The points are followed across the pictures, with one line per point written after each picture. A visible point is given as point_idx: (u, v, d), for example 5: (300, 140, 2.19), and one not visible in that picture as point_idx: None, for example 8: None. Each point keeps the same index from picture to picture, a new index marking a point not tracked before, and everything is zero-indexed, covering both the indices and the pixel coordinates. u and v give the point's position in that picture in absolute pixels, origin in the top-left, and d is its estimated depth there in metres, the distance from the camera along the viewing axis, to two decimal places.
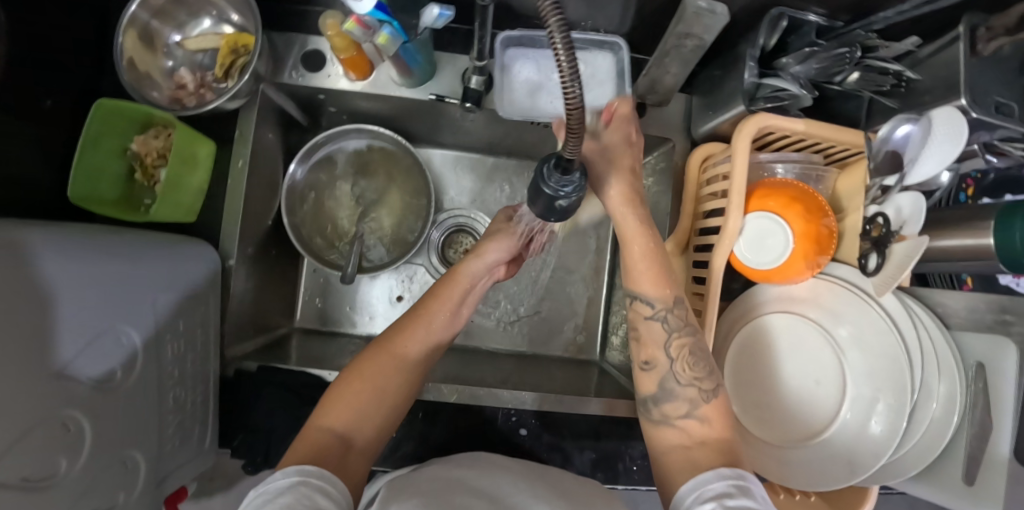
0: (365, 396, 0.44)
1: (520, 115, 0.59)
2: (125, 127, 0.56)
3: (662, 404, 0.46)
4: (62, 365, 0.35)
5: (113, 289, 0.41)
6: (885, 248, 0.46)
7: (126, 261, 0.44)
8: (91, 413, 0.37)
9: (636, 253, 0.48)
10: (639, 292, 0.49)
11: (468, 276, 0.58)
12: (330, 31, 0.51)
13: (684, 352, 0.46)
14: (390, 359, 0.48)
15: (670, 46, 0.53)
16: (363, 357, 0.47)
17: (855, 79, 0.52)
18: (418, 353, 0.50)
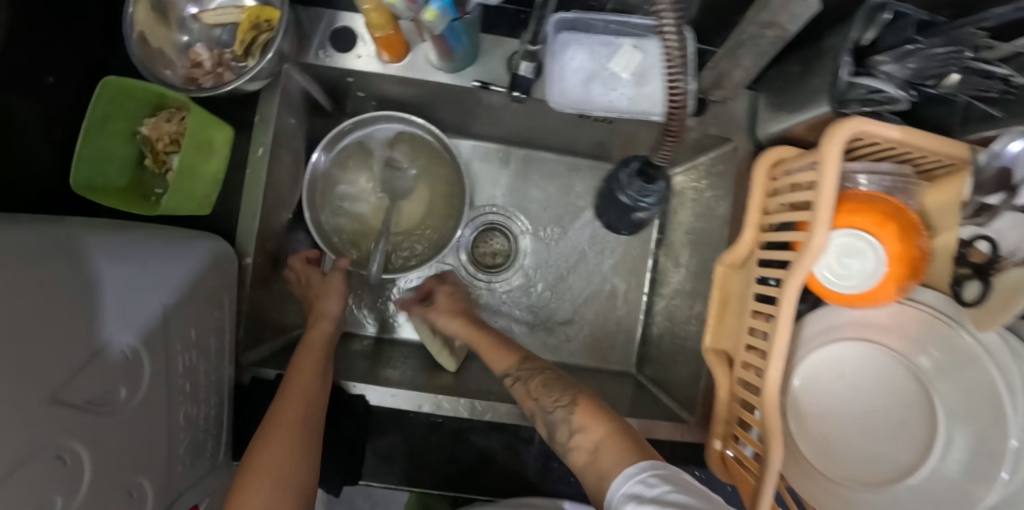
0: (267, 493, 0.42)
1: (573, 107, 0.53)
2: (135, 108, 0.50)
3: (552, 433, 0.47)
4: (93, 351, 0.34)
5: (115, 296, 0.37)
6: (989, 277, 0.41)
7: (133, 262, 0.40)
8: (91, 442, 0.32)
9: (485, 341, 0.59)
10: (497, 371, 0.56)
11: (321, 336, 0.57)
12: (367, 5, 0.44)
13: (539, 386, 0.50)
14: (277, 444, 0.46)
15: (747, 37, 0.47)
16: (255, 450, 0.46)
17: (954, 81, 0.45)
18: (296, 422, 0.48)
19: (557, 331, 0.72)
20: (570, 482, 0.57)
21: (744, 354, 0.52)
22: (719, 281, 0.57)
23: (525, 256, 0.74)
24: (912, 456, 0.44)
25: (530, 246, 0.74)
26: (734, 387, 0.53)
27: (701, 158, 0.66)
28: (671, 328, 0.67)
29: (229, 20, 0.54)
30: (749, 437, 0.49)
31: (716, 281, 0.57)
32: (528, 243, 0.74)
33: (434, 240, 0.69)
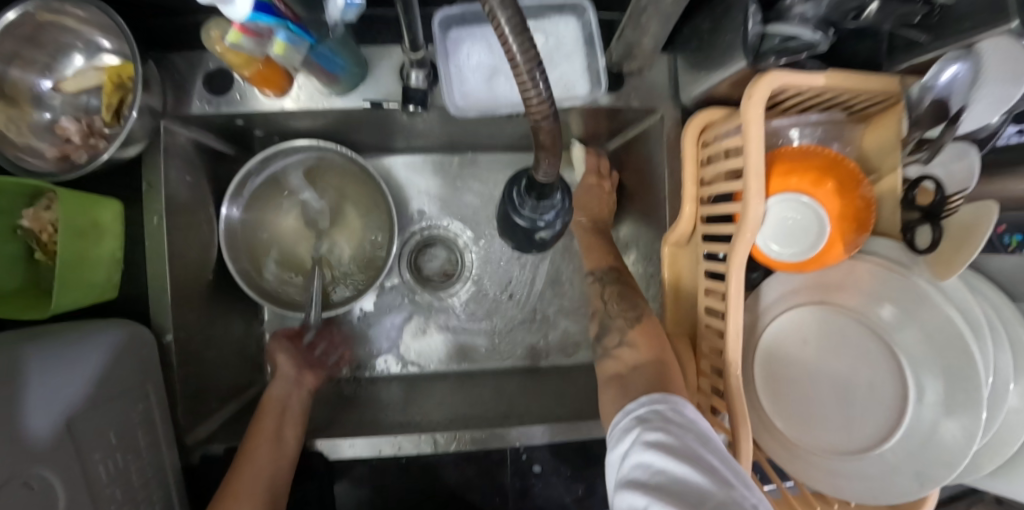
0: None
1: (478, 110, 0.49)
2: (7, 203, 0.46)
3: (603, 335, 0.53)
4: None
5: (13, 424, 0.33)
6: (940, 220, 0.38)
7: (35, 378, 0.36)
8: None
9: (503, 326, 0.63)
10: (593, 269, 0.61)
11: (279, 391, 0.55)
12: (218, 46, 0.39)
13: (613, 294, 0.56)
14: (247, 479, 0.45)
15: (647, 1, 0.43)
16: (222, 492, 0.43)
17: (875, 11, 0.41)
18: (270, 460, 0.47)
19: (520, 335, 0.70)
20: (555, 494, 0.55)
21: (703, 335, 0.49)
22: (667, 261, 0.54)
23: (472, 265, 0.71)
24: (888, 419, 0.41)
25: (478, 254, 0.71)
26: (700, 372, 0.50)
27: (630, 133, 0.62)
28: None
29: (93, 85, 0.49)
30: (721, 423, 0.47)
31: (665, 262, 0.54)
32: (474, 251, 0.71)
33: (372, 265, 0.65)
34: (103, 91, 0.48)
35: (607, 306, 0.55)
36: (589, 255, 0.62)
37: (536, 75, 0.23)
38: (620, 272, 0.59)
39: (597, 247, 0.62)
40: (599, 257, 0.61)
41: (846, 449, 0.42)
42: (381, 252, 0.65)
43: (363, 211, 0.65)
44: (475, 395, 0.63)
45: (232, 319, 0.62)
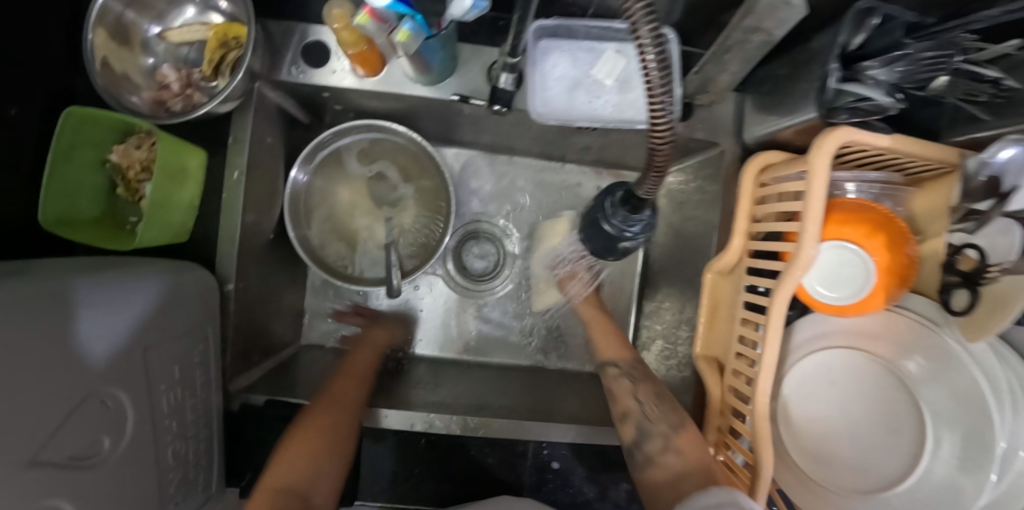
0: (309, 453, 0.46)
1: (556, 119, 0.53)
2: (103, 137, 0.49)
3: (642, 439, 0.52)
4: (79, 406, 0.32)
5: (97, 344, 0.35)
6: (977, 287, 0.41)
7: (118, 307, 0.38)
8: (84, 499, 0.32)
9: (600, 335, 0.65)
10: (607, 359, 0.62)
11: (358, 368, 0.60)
12: (336, 24, 0.42)
13: (649, 394, 0.55)
14: (315, 430, 0.48)
15: (734, 41, 0.46)
16: (291, 433, 0.48)
17: (942, 84, 0.45)
18: (342, 421, 0.50)
19: (549, 338, 0.73)
20: (567, 491, 0.58)
21: (734, 361, 0.52)
22: (708, 287, 0.57)
23: (513, 263, 0.74)
24: (901, 464, 0.44)
25: (520, 254, 0.74)
26: (726, 395, 0.53)
27: (687, 161, 0.65)
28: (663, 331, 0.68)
29: (197, 39, 0.52)
30: (741, 446, 0.49)
31: (706, 287, 0.57)
32: (517, 251, 0.74)
33: (424, 247, 0.67)
34: (207, 46, 0.50)
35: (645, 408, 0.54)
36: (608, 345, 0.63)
37: (667, 102, 0.26)
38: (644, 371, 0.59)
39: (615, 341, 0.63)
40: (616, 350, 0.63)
41: (860, 492, 0.45)
42: (431, 236, 0.67)
43: (421, 196, 0.68)
44: (501, 386, 0.66)
45: (282, 278, 0.65)
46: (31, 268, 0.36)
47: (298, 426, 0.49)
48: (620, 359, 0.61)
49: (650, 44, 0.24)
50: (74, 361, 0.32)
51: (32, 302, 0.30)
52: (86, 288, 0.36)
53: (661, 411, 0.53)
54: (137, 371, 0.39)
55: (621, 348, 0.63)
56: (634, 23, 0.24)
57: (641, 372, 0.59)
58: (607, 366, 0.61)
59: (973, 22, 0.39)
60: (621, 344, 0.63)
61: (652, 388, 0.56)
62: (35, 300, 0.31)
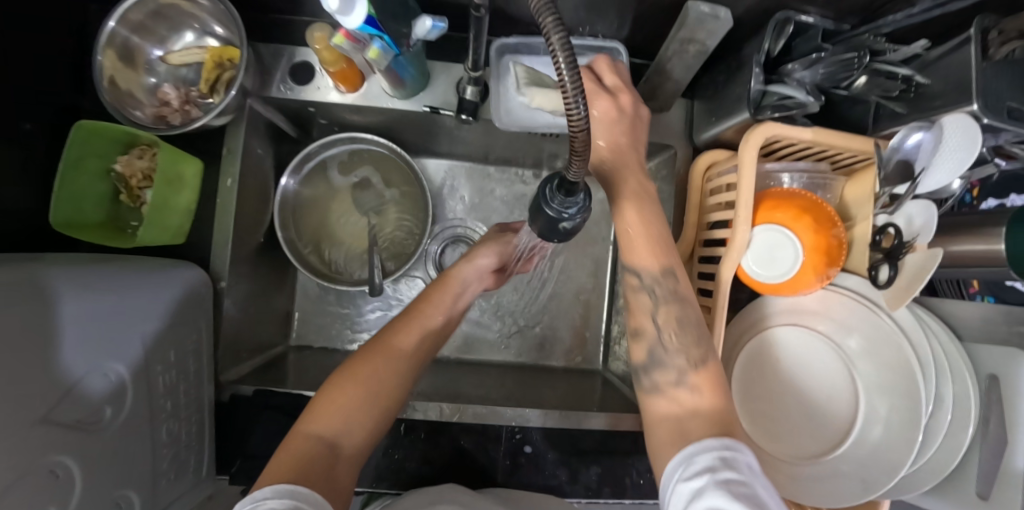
0: (347, 401, 0.43)
1: (517, 126, 0.57)
2: (108, 148, 0.54)
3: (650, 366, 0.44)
4: (75, 380, 0.37)
5: (93, 326, 0.40)
6: (897, 261, 0.45)
7: (109, 296, 0.42)
8: (81, 459, 0.37)
9: (631, 230, 0.47)
10: (632, 263, 0.47)
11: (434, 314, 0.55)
12: (318, 44, 0.48)
13: (669, 373, 0.51)
14: (362, 373, 0.45)
15: (671, 51, 0.52)
16: (338, 374, 0.45)
17: (862, 83, 0.50)
18: (388, 371, 0.47)
19: (525, 334, 0.77)
20: (538, 475, 0.60)
21: None
22: None
23: None
24: (841, 430, 0.49)
25: None
26: None
27: None
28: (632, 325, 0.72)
29: (195, 61, 0.58)
30: None
31: None
32: None
33: (403, 249, 0.72)
34: (204, 67, 0.57)
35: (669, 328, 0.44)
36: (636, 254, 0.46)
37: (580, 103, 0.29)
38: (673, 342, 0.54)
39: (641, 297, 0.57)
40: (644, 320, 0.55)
41: (805, 457, 0.49)
42: (411, 238, 0.72)
43: (401, 202, 0.72)
44: (478, 380, 0.69)
45: (272, 280, 0.70)
46: (42, 261, 0.42)
47: (343, 370, 0.45)
48: (652, 267, 0.46)
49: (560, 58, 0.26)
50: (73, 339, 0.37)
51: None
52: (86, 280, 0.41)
53: (683, 341, 0.43)
54: (136, 352, 0.43)
55: (661, 260, 0.46)
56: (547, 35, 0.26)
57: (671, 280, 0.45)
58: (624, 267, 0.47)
59: (882, 26, 0.46)
60: (664, 254, 0.46)
61: (676, 307, 0.44)
62: None
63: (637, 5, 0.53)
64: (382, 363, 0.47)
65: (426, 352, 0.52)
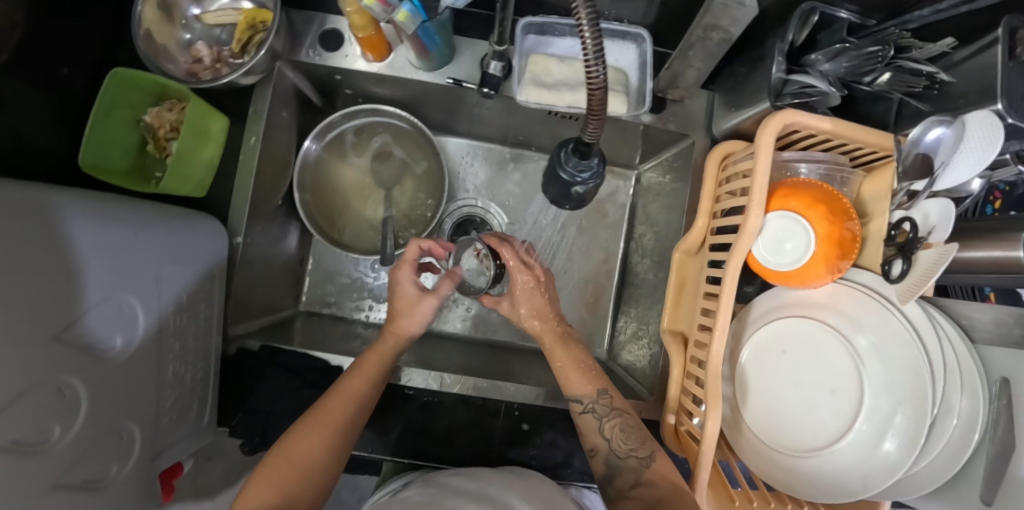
0: (286, 487, 0.45)
1: (537, 102, 0.56)
2: (139, 99, 0.56)
3: (612, 476, 0.49)
4: (93, 303, 0.39)
5: (111, 257, 0.41)
6: (912, 255, 0.45)
7: (126, 229, 0.44)
8: (89, 381, 0.38)
9: (563, 360, 0.57)
10: (570, 388, 0.55)
11: (360, 385, 0.54)
12: (349, 8, 0.49)
13: (616, 430, 0.51)
14: (293, 457, 0.47)
15: (695, 38, 0.52)
16: (264, 468, 0.46)
17: (886, 80, 0.49)
18: (321, 449, 0.48)
19: None
20: (533, 456, 0.60)
21: (697, 333, 0.56)
22: (676, 266, 0.61)
23: None
24: (841, 426, 0.48)
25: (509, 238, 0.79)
26: (687, 365, 0.57)
27: (664, 155, 0.70)
28: (639, 315, 0.72)
29: (229, 21, 0.59)
30: (699, 410, 0.52)
31: (674, 266, 0.61)
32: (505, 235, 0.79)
33: (417, 220, 0.73)
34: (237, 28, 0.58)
35: (617, 442, 0.50)
36: (571, 374, 0.55)
37: (599, 69, 0.32)
38: (614, 404, 0.53)
39: (581, 369, 0.55)
40: (587, 380, 0.54)
41: (803, 450, 0.48)
42: (424, 212, 0.73)
43: (418, 178, 0.73)
44: (480, 359, 0.70)
45: (287, 243, 0.71)
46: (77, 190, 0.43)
47: (279, 447, 0.48)
48: (587, 389, 0.54)
49: (588, 27, 0.30)
50: (90, 265, 0.39)
51: (53, 209, 0.37)
52: (104, 212, 0.42)
53: (632, 443, 0.50)
54: (149, 284, 0.45)
55: (588, 371, 0.55)
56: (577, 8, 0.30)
57: (608, 401, 0.53)
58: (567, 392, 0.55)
59: (908, 21, 0.46)
60: (588, 365, 0.56)
61: (621, 420, 0.51)
62: (66, 210, 0.38)
63: None
64: (323, 434, 0.49)
65: (362, 418, 0.53)
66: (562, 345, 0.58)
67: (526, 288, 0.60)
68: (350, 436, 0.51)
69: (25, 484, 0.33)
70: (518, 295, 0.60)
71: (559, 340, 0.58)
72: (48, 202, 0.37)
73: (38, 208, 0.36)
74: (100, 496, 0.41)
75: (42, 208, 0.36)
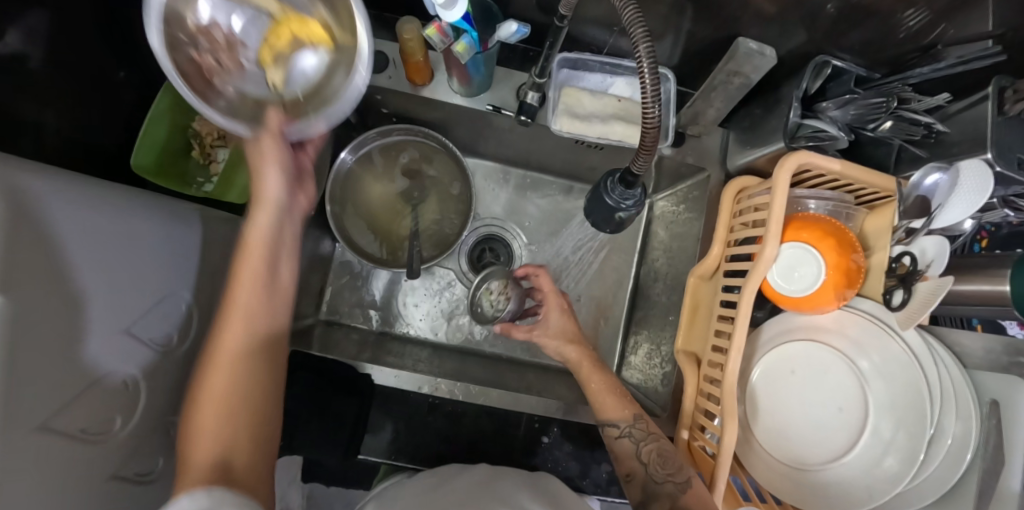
0: (228, 389, 0.40)
1: (569, 132, 0.61)
2: (192, 107, 0.59)
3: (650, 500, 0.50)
4: (156, 299, 0.42)
5: (172, 256, 0.44)
6: (911, 286, 0.50)
7: (185, 229, 0.47)
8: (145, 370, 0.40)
9: (597, 387, 0.57)
10: (607, 417, 0.55)
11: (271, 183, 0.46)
12: (406, 35, 0.53)
13: (654, 454, 0.52)
14: (228, 355, 0.41)
15: (718, 81, 0.57)
16: (196, 407, 0.40)
17: (888, 128, 0.54)
18: (249, 310, 0.43)
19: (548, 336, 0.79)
20: (550, 467, 0.63)
21: (710, 353, 0.60)
22: (691, 290, 0.65)
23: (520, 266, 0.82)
24: (846, 441, 0.52)
25: (527, 257, 0.82)
26: (701, 383, 0.60)
27: (678, 186, 0.75)
28: (650, 335, 0.75)
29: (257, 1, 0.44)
30: (712, 425, 0.55)
31: (688, 290, 0.65)
32: (523, 254, 0.82)
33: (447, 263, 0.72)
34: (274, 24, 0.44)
35: (651, 467, 0.51)
36: (607, 401, 0.56)
37: (656, 114, 0.37)
38: (649, 429, 0.54)
39: (613, 396, 0.56)
40: (619, 406, 0.55)
41: (812, 463, 0.52)
42: (449, 229, 0.76)
43: (444, 195, 0.76)
44: (499, 373, 0.72)
45: (315, 251, 0.73)
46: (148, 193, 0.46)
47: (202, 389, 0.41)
48: (620, 416, 0.55)
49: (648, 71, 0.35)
50: (156, 262, 0.42)
51: (130, 208, 0.40)
52: (166, 210, 0.45)
53: (667, 468, 0.50)
54: (195, 279, 0.47)
55: (621, 397, 0.57)
56: (640, 55, 0.36)
57: (643, 427, 0.54)
58: (603, 422, 0.56)
59: (910, 77, 0.51)
60: (622, 394, 0.57)
61: (656, 444, 0.53)
62: (141, 209, 0.42)
63: (692, 36, 0.59)
64: (248, 321, 0.42)
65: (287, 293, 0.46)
66: (597, 368, 0.58)
67: (561, 319, 0.61)
68: (274, 342, 0.44)
69: (85, 471, 0.35)
70: (551, 328, 0.60)
71: (592, 364, 0.58)
72: (123, 202, 0.40)
73: (118, 206, 0.39)
74: (147, 488, 0.43)
75: (121, 207, 0.40)
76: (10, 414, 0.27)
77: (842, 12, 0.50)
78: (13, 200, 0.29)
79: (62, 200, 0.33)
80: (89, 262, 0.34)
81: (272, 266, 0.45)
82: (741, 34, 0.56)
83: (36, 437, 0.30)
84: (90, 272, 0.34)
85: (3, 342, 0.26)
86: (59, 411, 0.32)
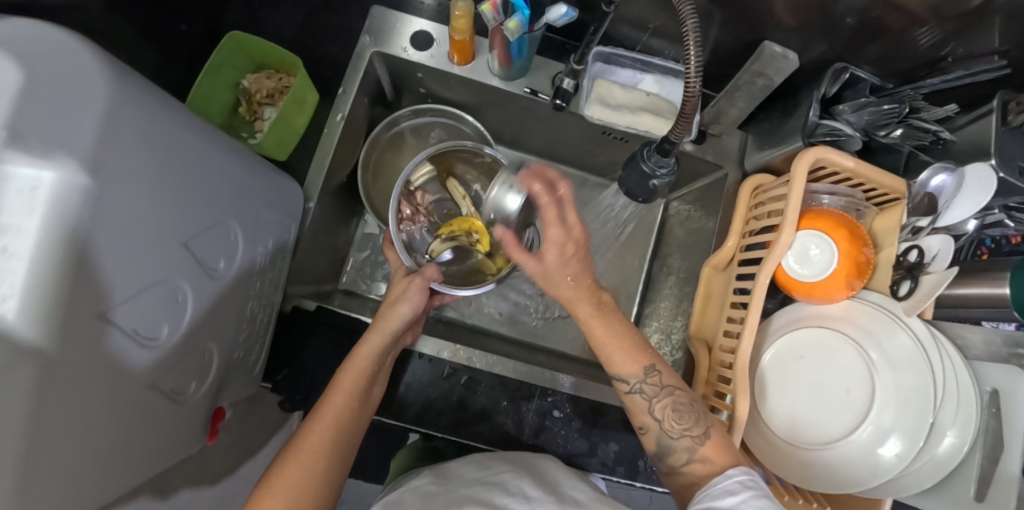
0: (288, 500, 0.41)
1: (600, 118, 0.64)
2: (243, 65, 0.62)
3: (665, 453, 0.48)
4: (213, 223, 0.43)
5: (233, 187, 0.46)
6: (919, 275, 0.53)
7: (245, 163, 0.48)
8: (194, 287, 0.41)
9: (599, 333, 0.50)
10: (615, 371, 0.50)
11: (368, 354, 0.52)
12: (457, 12, 0.57)
13: (668, 410, 0.48)
14: (310, 450, 0.44)
15: (742, 81, 0.61)
16: (295, 445, 0.45)
17: (899, 134, 0.58)
18: (336, 428, 0.46)
19: (560, 322, 0.80)
20: (560, 443, 0.64)
21: (722, 338, 0.62)
22: (705, 279, 0.68)
23: None
24: (852, 425, 0.53)
25: None
26: (712, 366, 0.62)
27: (695, 185, 0.78)
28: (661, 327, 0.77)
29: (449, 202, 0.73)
30: (723, 404, 0.57)
31: (702, 279, 0.68)
32: None
33: (472, 271, 0.72)
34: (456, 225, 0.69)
35: (665, 422, 0.48)
36: (617, 358, 0.50)
37: (697, 83, 0.40)
38: (662, 381, 0.49)
39: (625, 349, 0.50)
40: (633, 360, 0.49)
41: (819, 445, 0.54)
42: None
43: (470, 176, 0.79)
44: (512, 352, 0.73)
45: (340, 219, 0.75)
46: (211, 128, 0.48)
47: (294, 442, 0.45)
48: (632, 371, 0.49)
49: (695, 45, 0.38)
50: (219, 187, 0.43)
51: (205, 131, 0.42)
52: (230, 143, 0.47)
53: (685, 422, 0.47)
54: (249, 214, 0.49)
55: (633, 350, 0.50)
56: (687, 26, 0.39)
57: (658, 380, 0.49)
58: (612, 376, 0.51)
59: (921, 87, 0.56)
60: (632, 346, 0.50)
61: (671, 398, 0.49)
62: (214, 135, 0.44)
63: (720, 39, 0.63)
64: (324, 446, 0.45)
65: (361, 411, 0.50)
66: (599, 312, 0.50)
67: (562, 258, 0.47)
68: (345, 448, 0.47)
69: (131, 372, 0.35)
70: (550, 264, 0.47)
71: (595, 309, 0.50)
72: (200, 124, 0.42)
73: (196, 125, 0.41)
74: (175, 410, 0.44)
75: (198, 127, 0.41)
76: (79, 291, 0.28)
77: (861, 24, 0.54)
78: (117, 90, 0.30)
79: (152, 105, 0.35)
80: (166, 170, 0.35)
81: (351, 420, 0.49)
82: (767, 40, 0.61)
83: (97, 322, 0.31)
84: (165, 179, 0.35)
85: (82, 216, 0.27)
86: (119, 303, 0.33)
